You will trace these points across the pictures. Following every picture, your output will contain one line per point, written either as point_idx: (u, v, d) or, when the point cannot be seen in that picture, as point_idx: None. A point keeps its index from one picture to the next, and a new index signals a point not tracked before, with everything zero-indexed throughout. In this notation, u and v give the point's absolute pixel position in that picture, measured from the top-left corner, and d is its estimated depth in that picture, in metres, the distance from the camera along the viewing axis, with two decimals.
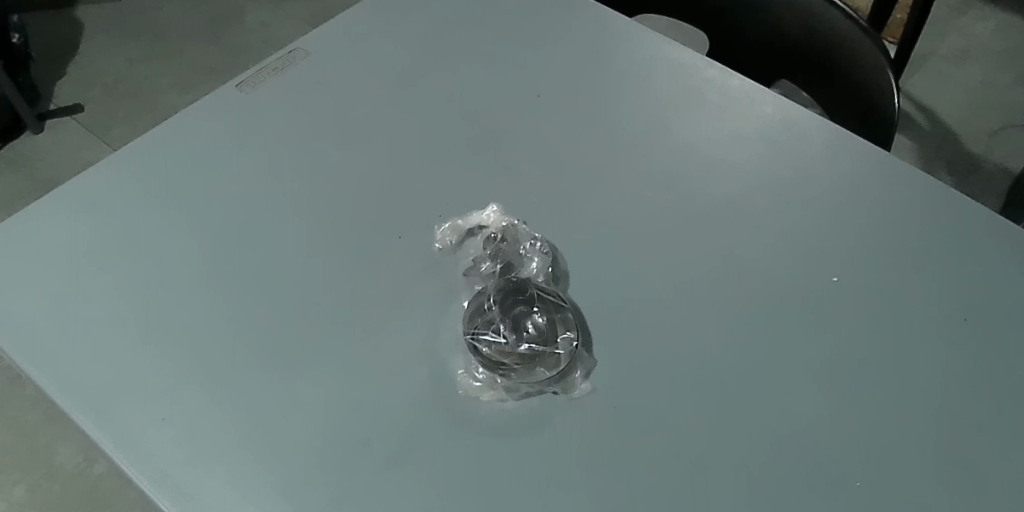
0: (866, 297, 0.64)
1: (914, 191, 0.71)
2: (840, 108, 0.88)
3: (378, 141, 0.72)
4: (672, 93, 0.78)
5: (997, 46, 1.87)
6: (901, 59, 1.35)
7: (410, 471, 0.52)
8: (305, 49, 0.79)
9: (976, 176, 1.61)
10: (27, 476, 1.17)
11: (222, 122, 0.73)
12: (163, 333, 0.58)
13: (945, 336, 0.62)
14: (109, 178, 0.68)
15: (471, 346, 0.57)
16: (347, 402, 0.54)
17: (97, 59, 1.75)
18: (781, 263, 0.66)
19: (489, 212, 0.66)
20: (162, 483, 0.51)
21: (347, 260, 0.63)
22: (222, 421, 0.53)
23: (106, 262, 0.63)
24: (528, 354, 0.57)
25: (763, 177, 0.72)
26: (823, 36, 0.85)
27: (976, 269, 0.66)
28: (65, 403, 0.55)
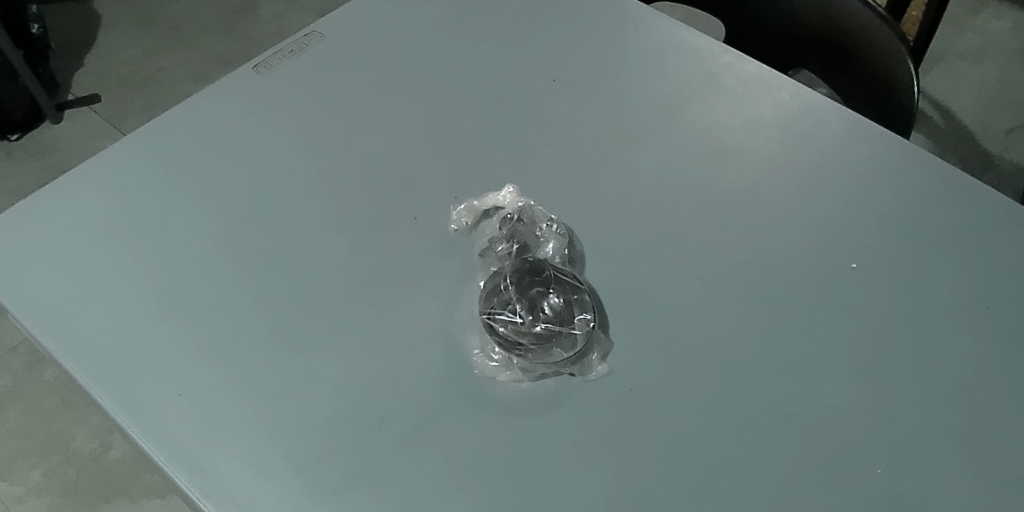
0: (886, 283, 0.63)
1: (935, 179, 0.70)
2: (858, 97, 0.87)
3: (394, 125, 0.72)
4: (689, 78, 0.77)
5: (1015, 42, 1.85)
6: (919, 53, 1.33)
7: (426, 448, 0.52)
8: (321, 33, 0.79)
9: (992, 173, 1.59)
10: (44, 461, 1.18)
11: (238, 104, 0.73)
12: (180, 310, 0.58)
13: (967, 324, 0.61)
14: (128, 158, 0.69)
15: (488, 325, 0.57)
16: (365, 381, 0.54)
17: (114, 51, 1.77)
18: (799, 249, 0.65)
19: (505, 193, 0.65)
20: (178, 458, 0.51)
21: (363, 240, 0.63)
22: (238, 398, 0.53)
23: (124, 240, 0.63)
24: (545, 335, 0.57)
25: (781, 163, 0.71)
26: (839, 24, 0.84)
27: (998, 257, 0.65)
28: (81, 377, 0.55)
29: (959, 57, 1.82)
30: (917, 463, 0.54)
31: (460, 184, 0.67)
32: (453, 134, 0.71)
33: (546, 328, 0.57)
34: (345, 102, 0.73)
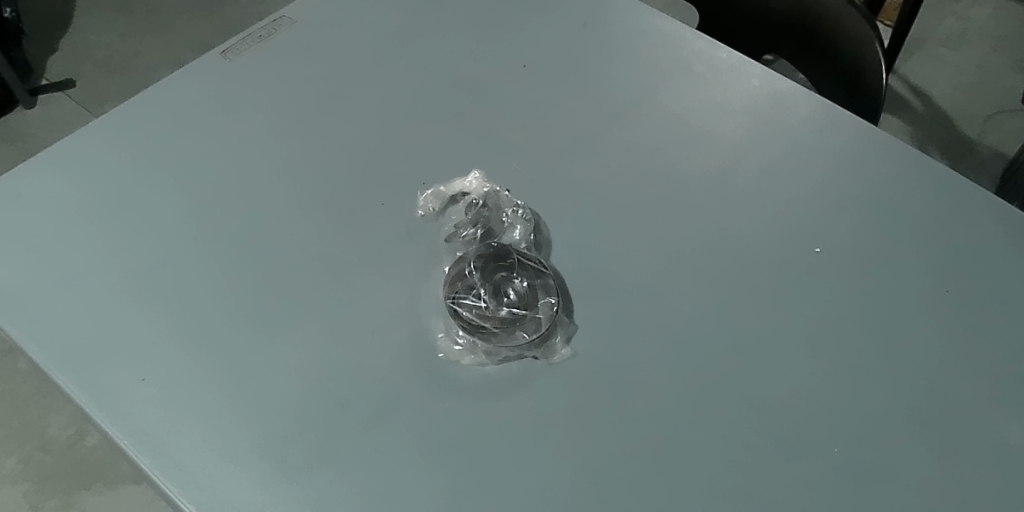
0: (846, 268, 0.64)
1: (898, 166, 0.71)
2: (829, 83, 0.88)
3: (364, 110, 0.71)
4: (660, 64, 0.78)
5: (994, 30, 1.87)
6: (898, 40, 1.34)
7: (390, 431, 0.52)
8: (291, 18, 0.79)
9: (969, 160, 1.61)
10: (20, 448, 1.18)
11: (207, 88, 0.72)
12: (147, 294, 0.58)
13: (924, 307, 0.62)
14: (96, 141, 0.68)
15: (452, 309, 0.57)
16: (329, 365, 0.55)
17: (88, 34, 1.74)
18: (763, 234, 0.66)
19: (472, 178, 0.65)
20: (141, 442, 0.51)
21: (331, 225, 0.63)
22: (205, 383, 0.54)
23: (91, 224, 0.63)
24: (509, 319, 0.57)
25: (747, 149, 0.72)
26: (811, 10, 0.84)
27: (957, 243, 0.66)
28: (47, 362, 0.55)
29: (939, 44, 1.83)
30: (870, 443, 0.55)
31: (428, 171, 0.67)
32: (423, 120, 0.71)
33: (510, 312, 0.58)
34: (314, 87, 0.73)
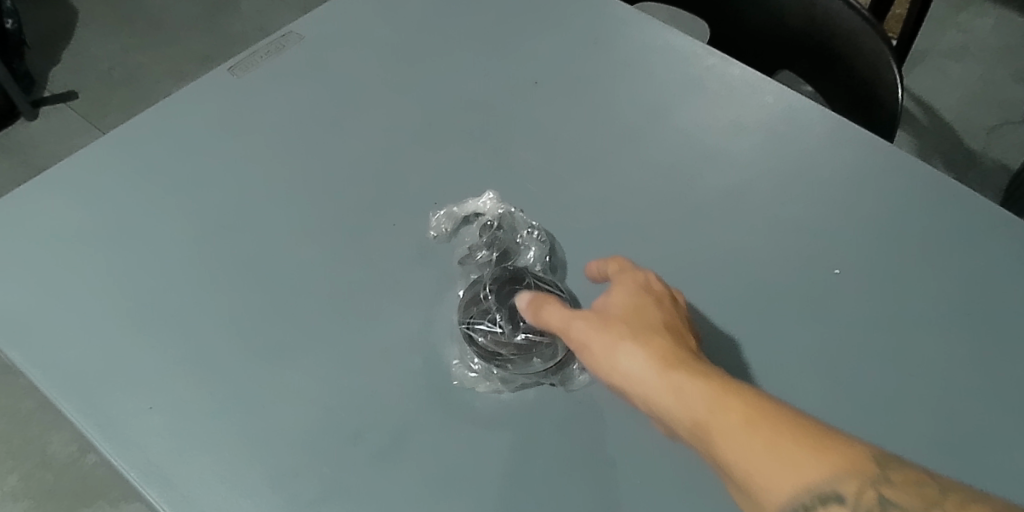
0: (867, 290, 0.63)
1: (916, 184, 0.70)
2: (844, 100, 0.87)
3: (374, 129, 0.70)
4: (673, 81, 0.77)
5: (997, 42, 1.86)
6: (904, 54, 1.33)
7: (404, 462, 0.51)
8: (299, 33, 0.78)
9: (973, 171, 1.61)
10: (21, 465, 1.16)
11: (215, 106, 0.71)
12: (154, 320, 0.57)
13: (947, 330, 0.61)
14: (102, 161, 0.67)
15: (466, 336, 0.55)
16: (341, 393, 0.54)
17: (91, 46, 1.73)
18: (780, 255, 0.65)
19: (486, 199, 0.65)
20: (148, 474, 0.50)
21: (341, 247, 0.62)
22: (214, 412, 0.52)
23: (96, 247, 0.61)
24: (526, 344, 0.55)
25: (761, 167, 0.71)
26: (825, 27, 0.83)
27: (978, 265, 0.65)
28: (51, 390, 0.54)
29: (942, 56, 1.82)
30: None
31: (440, 190, 0.66)
32: (433, 138, 0.70)
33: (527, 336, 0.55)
34: (323, 104, 0.72)
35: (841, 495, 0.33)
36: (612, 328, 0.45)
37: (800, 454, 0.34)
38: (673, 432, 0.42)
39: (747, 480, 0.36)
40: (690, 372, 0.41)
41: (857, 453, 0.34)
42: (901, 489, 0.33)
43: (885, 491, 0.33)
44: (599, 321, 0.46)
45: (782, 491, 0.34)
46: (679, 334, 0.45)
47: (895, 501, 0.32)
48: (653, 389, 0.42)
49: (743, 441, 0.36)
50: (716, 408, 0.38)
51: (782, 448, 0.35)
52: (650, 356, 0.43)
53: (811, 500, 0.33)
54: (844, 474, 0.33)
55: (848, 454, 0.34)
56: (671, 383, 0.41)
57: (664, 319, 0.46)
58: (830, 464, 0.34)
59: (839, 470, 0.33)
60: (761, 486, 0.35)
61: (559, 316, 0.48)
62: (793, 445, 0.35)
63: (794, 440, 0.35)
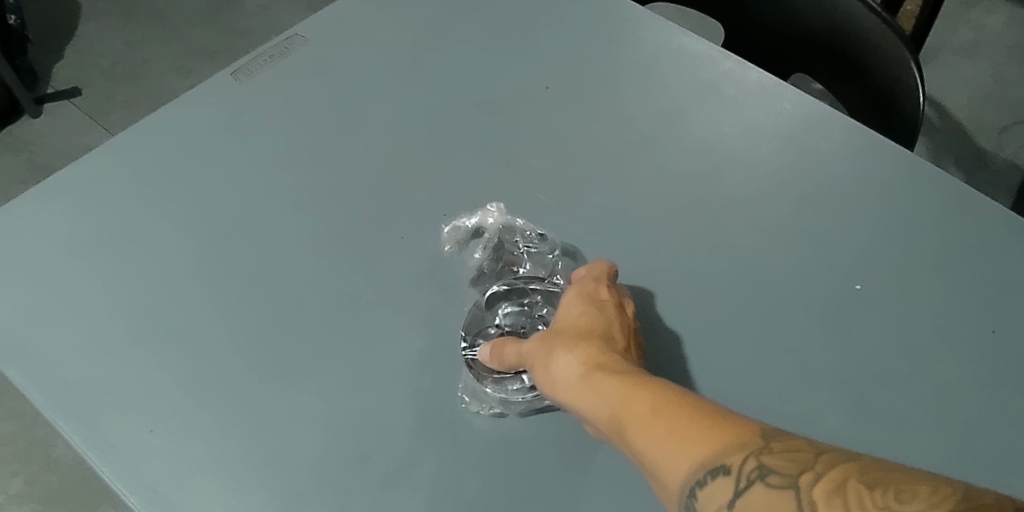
0: (889, 306, 0.61)
1: (939, 194, 0.68)
2: (863, 105, 0.85)
3: (380, 134, 0.69)
4: (688, 87, 0.75)
5: (1012, 39, 1.83)
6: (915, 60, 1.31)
7: (411, 486, 0.49)
8: (305, 35, 0.76)
9: (986, 172, 1.58)
10: (26, 468, 1.15)
11: (218, 111, 0.70)
12: (155, 336, 0.55)
13: (973, 347, 0.59)
14: (103, 168, 0.65)
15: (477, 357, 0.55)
16: (346, 413, 0.52)
17: (95, 42, 1.72)
18: (798, 269, 0.63)
19: (491, 212, 0.63)
20: (150, 500, 0.48)
21: (346, 259, 0.60)
22: (216, 434, 0.51)
23: (96, 258, 0.60)
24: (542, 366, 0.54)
25: (779, 176, 0.69)
26: (844, 30, 0.81)
27: (1004, 277, 0.63)
28: (49, 411, 0.52)
29: (954, 54, 1.79)
30: None
31: (448, 200, 0.64)
32: (442, 144, 0.68)
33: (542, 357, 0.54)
34: (328, 109, 0.70)
35: (727, 467, 0.32)
36: (546, 340, 0.47)
37: (691, 433, 0.35)
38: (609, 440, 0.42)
39: (653, 467, 0.36)
40: (611, 371, 0.42)
41: (748, 431, 0.34)
42: (781, 456, 0.31)
43: (766, 458, 0.31)
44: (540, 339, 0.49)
45: (678, 471, 0.34)
46: (612, 340, 0.46)
47: (774, 470, 0.31)
48: (580, 396, 0.43)
49: (647, 429, 0.37)
50: (626, 405, 0.39)
51: (676, 427, 0.35)
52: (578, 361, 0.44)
53: (702, 474, 0.33)
54: (730, 449, 0.33)
55: (737, 430, 0.34)
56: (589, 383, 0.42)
57: (598, 325, 0.47)
58: (719, 440, 0.34)
59: (726, 444, 0.33)
60: (661, 471, 0.35)
61: (512, 348, 0.51)
62: (686, 423, 0.35)
63: (688, 419, 0.35)
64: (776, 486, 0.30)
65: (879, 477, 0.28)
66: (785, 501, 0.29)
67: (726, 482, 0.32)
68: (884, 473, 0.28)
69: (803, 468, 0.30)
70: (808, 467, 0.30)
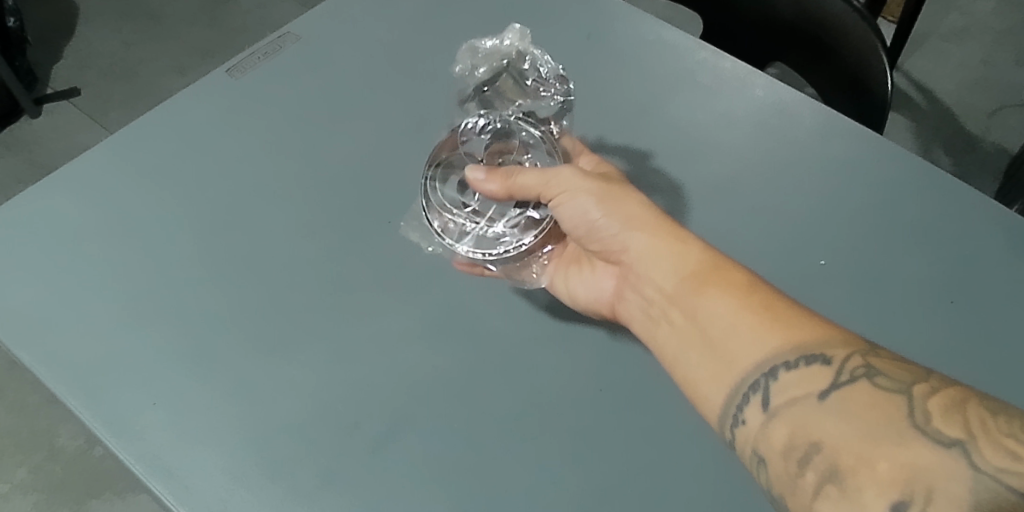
0: (852, 281, 0.65)
1: (905, 174, 0.71)
2: (835, 91, 0.88)
3: (370, 126, 0.72)
4: (665, 76, 0.78)
5: (999, 24, 1.85)
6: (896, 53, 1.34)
7: (399, 451, 0.54)
8: (296, 33, 0.79)
9: (972, 156, 1.61)
10: (29, 458, 1.18)
11: (214, 107, 0.73)
12: (155, 318, 0.59)
13: (931, 317, 0.63)
14: (103, 162, 0.69)
15: (441, 180, 0.62)
16: (338, 387, 0.57)
17: (93, 43, 1.74)
18: (767, 248, 0.67)
19: (511, 42, 0.66)
20: (154, 467, 0.53)
21: (338, 244, 0.64)
22: (214, 405, 0.55)
23: (100, 247, 0.63)
24: (496, 216, 0.61)
25: (752, 160, 0.72)
26: (816, 19, 0.84)
27: (964, 252, 0.66)
28: (56, 387, 0.56)
29: (942, 39, 1.82)
30: None
31: None
32: (430, 133, 0.71)
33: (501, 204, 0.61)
34: (320, 103, 0.73)
35: (828, 358, 0.42)
36: (609, 198, 0.56)
37: (787, 322, 0.45)
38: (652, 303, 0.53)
39: (733, 331, 0.47)
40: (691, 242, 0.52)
41: (845, 334, 0.44)
42: (885, 361, 0.41)
43: (872, 361, 0.41)
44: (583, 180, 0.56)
45: (769, 347, 0.45)
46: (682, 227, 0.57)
47: (879, 370, 0.40)
48: (652, 261, 0.53)
49: (738, 304, 0.47)
50: (712, 275, 0.50)
51: (776, 314, 0.46)
52: (652, 230, 0.54)
53: (803, 358, 0.43)
54: (836, 345, 0.43)
55: (841, 334, 0.44)
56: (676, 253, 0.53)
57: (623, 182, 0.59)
58: (824, 336, 0.44)
59: (827, 340, 0.43)
60: (741, 344, 0.46)
61: (532, 174, 0.56)
62: (788, 316, 0.46)
63: (789, 314, 0.46)
64: (883, 385, 0.39)
65: (991, 406, 0.37)
66: (892, 396, 0.39)
67: (827, 370, 0.42)
68: (994, 401, 0.37)
69: (911, 378, 0.39)
70: (921, 380, 0.39)
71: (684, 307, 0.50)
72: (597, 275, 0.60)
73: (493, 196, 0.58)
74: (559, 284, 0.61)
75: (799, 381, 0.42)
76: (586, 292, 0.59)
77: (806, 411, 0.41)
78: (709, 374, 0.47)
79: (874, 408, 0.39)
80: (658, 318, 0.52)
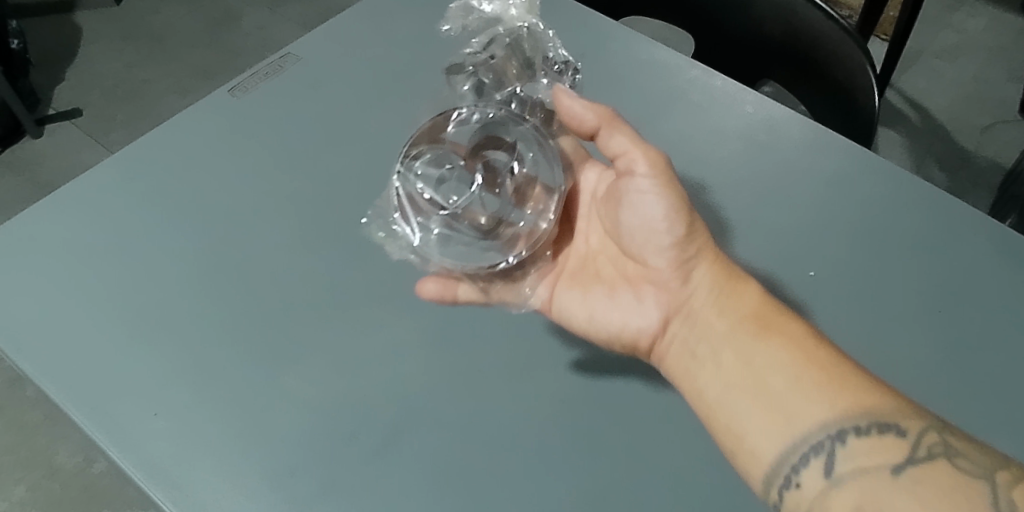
0: (841, 291, 0.66)
1: (893, 186, 0.72)
2: (824, 107, 0.90)
3: (369, 144, 0.74)
4: (658, 93, 0.80)
5: (990, 42, 1.88)
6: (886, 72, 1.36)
7: (395, 459, 0.56)
8: (296, 54, 0.81)
9: (966, 171, 1.63)
10: (28, 476, 1.18)
11: (216, 126, 0.75)
12: (156, 333, 0.61)
13: (919, 326, 0.64)
14: (106, 182, 0.70)
15: (424, 175, 0.61)
16: (337, 400, 0.59)
17: (96, 64, 1.77)
18: (757, 260, 0.68)
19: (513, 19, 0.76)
20: (155, 476, 0.55)
21: (337, 260, 0.66)
22: (214, 417, 0.57)
23: (104, 264, 0.65)
24: (471, 226, 0.61)
25: (742, 174, 0.74)
26: (805, 37, 0.86)
27: (953, 261, 0.68)
28: (59, 399, 0.58)
29: (934, 57, 1.85)
30: None
31: None
32: None
33: (484, 209, 0.61)
34: (320, 122, 0.75)
35: (903, 430, 0.45)
36: (686, 225, 0.56)
37: (854, 387, 0.48)
38: (701, 341, 0.55)
39: (796, 390, 0.49)
40: (748, 290, 0.55)
41: (914, 406, 0.47)
42: (960, 440, 0.44)
43: (948, 439, 0.44)
44: (671, 182, 0.55)
45: (836, 409, 0.47)
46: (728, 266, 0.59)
47: (955, 448, 0.44)
48: (710, 308, 0.55)
49: (803, 359, 0.50)
50: (773, 323, 0.52)
51: (841, 377, 0.48)
52: (716, 276, 0.56)
53: (877, 427, 0.46)
54: (910, 419, 0.45)
55: (911, 407, 0.46)
56: (734, 304, 0.55)
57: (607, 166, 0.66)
58: (896, 407, 0.46)
59: (898, 412, 0.46)
60: (803, 402, 0.48)
61: (625, 138, 0.56)
62: (854, 381, 0.48)
63: (855, 380, 0.48)
64: (962, 466, 0.43)
65: None
66: (972, 479, 0.42)
67: (902, 443, 0.45)
68: None
69: (991, 464, 0.43)
70: (1000, 466, 0.42)
71: (742, 354, 0.52)
72: (623, 303, 0.60)
73: (577, 117, 0.59)
74: (573, 305, 0.61)
75: (871, 451, 0.45)
76: (604, 317, 0.60)
77: (877, 482, 0.44)
78: (763, 430, 0.49)
79: (954, 490, 0.42)
80: (705, 360, 0.54)
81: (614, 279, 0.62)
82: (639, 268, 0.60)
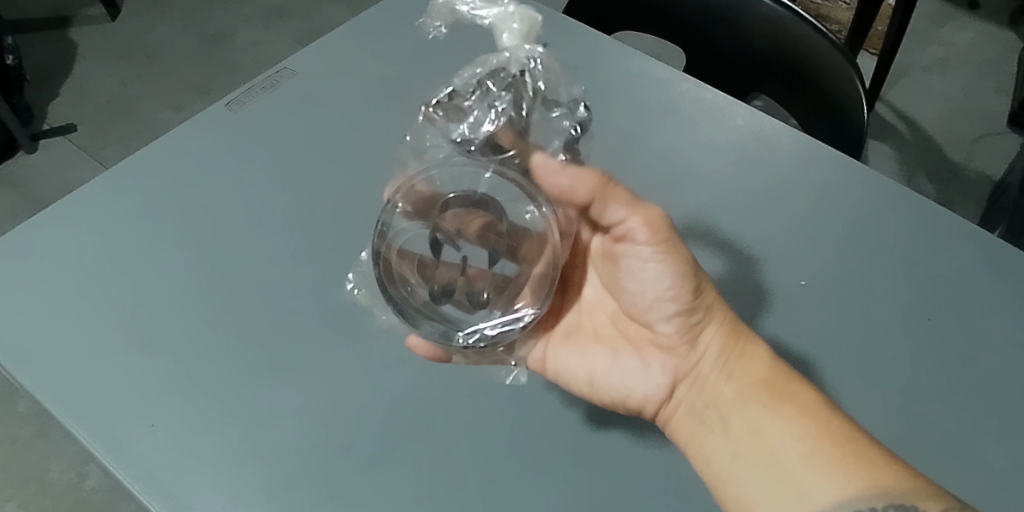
0: (831, 301, 0.67)
1: (882, 197, 0.74)
2: (808, 119, 0.92)
3: (366, 157, 0.74)
4: (650, 105, 0.81)
5: (978, 55, 1.91)
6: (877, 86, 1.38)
7: (394, 469, 0.57)
8: (292, 68, 0.82)
9: (957, 183, 1.65)
10: (20, 492, 1.17)
11: (213, 141, 0.75)
12: (154, 345, 0.62)
13: (910, 333, 0.65)
14: (103, 194, 0.71)
15: (415, 255, 0.61)
16: (334, 410, 0.59)
17: (91, 80, 1.78)
18: (749, 271, 0.69)
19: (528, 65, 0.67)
20: (153, 486, 0.55)
21: (335, 271, 0.66)
22: (212, 427, 0.58)
23: (101, 277, 0.65)
24: (459, 307, 0.60)
25: (734, 185, 0.75)
26: (793, 50, 0.88)
27: (942, 270, 0.69)
28: (57, 409, 0.58)
29: (922, 70, 1.88)
30: None
31: None
32: None
33: (472, 292, 0.61)
34: (318, 135, 0.76)
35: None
36: (691, 292, 0.56)
37: (866, 462, 0.49)
38: (709, 406, 0.56)
39: (810, 465, 0.50)
40: (756, 354, 0.56)
41: (930, 484, 0.47)
42: None
43: None
44: (674, 248, 0.54)
45: (849, 487, 0.48)
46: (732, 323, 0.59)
47: None
48: (721, 377, 0.56)
49: (816, 433, 0.51)
50: (784, 392, 0.54)
51: (852, 453, 0.49)
52: (723, 341, 0.57)
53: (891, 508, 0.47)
54: (927, 499, 0.46)
55: (927, 486, 0.47)
56: (741, 369, 0.56)
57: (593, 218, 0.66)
58: (911, 487, 0.47)
59: (913, 490, 0.47)
60: (814, 478, 0.49)
61: (624, 200, 0.54)
62: (866, 456, 0.49)
63: (867, 453, 0.49)
64: None
65: None
66: None
67: None
68: None
69: None
70: None
71: (751, 423, 0.54)
72: (627, 368, 0.61)
73: (566, 190, 0.56)
74: (572, 366, 0.61)
75: None
76: (607, 379, 0.60)
77: None
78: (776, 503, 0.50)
79: None
80: (712, 426, 0.55)
81: (613, 340, 0.63)
82: (644, 332, 0.61)
